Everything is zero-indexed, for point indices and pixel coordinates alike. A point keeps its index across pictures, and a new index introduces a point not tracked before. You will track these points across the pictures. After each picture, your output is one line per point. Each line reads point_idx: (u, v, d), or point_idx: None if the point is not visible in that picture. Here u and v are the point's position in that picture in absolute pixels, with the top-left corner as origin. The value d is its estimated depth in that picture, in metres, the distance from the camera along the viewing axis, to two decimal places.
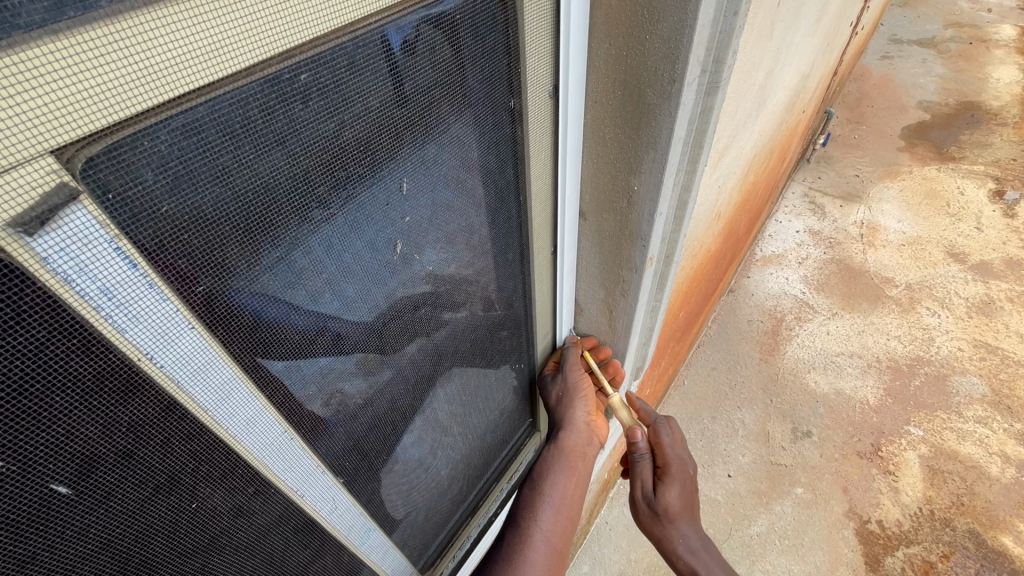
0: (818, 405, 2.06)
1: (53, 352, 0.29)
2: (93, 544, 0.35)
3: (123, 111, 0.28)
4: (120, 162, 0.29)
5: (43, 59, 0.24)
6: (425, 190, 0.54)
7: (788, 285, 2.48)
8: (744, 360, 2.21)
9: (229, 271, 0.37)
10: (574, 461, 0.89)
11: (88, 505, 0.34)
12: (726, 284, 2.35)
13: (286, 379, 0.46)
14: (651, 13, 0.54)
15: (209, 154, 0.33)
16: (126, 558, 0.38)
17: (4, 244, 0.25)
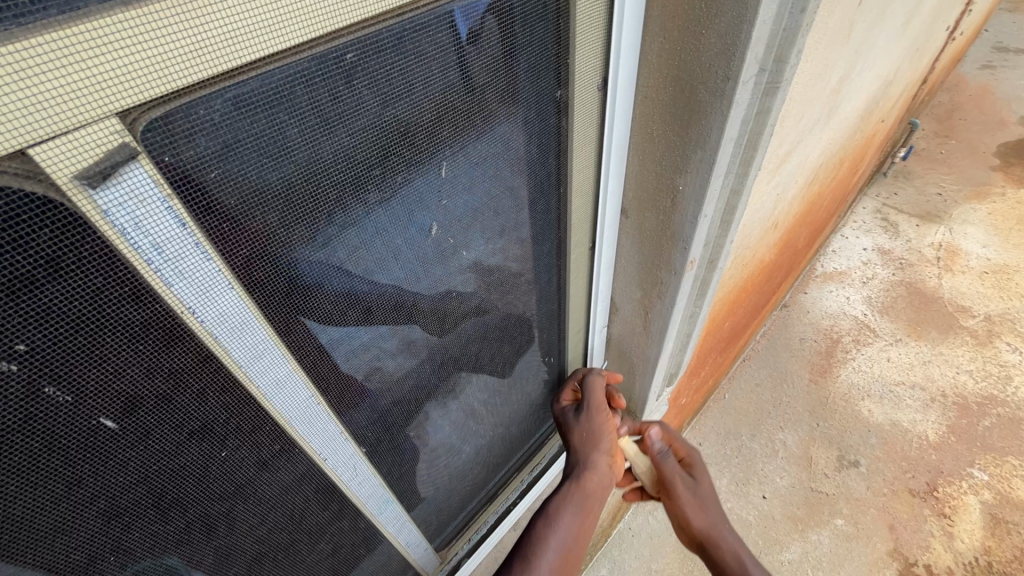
0: (870, 435, 1.94)
1: (108, 297, 0.32)
2: (133, 476, 0.39)
3: (180, 81, 0.30)
4: (176, 127, 0.31)
5: (112, 27, 0.26)
6: (464, 176, 0.55)
7: (849, 305, 2.34)
8: (792, 379, 2.11)
9: (268, 238, 0.39)
10: (589, 498, 0.82)
11: (130, 440, 0.37)
12: (780, 298, 2.24)
13: (316, 346, 0.48)
14: (709, 8, 0.52)
15: (257, 126, 0.35)
16: (161, 494, 0.42)
17: (69, 194, 0.28)
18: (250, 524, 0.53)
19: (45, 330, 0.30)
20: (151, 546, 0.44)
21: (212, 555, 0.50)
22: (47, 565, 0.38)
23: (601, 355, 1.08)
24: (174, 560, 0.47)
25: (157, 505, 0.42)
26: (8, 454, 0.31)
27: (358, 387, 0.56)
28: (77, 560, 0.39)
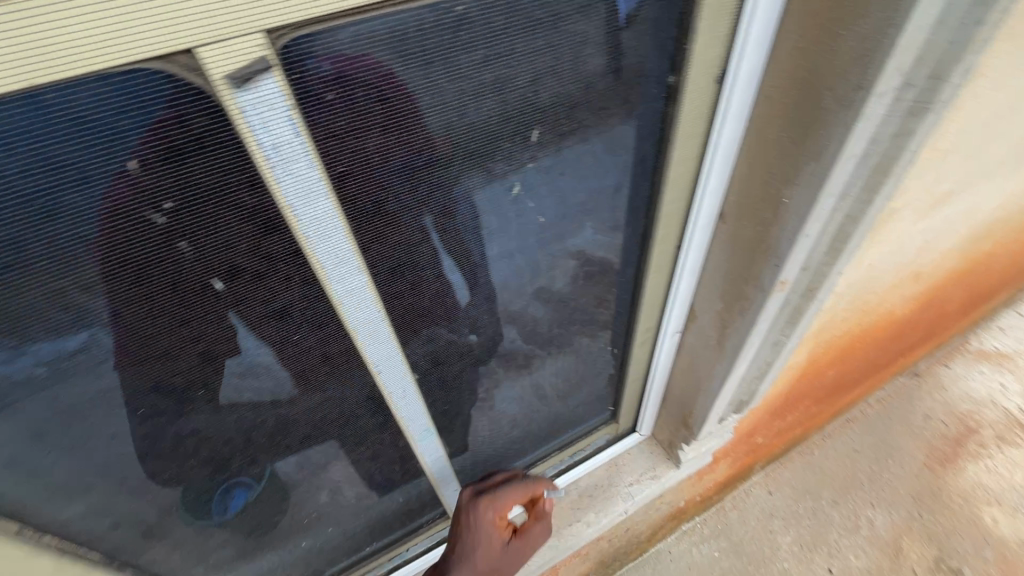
0: (988, 547, 1.64)
1: (232, 180, 0.40)
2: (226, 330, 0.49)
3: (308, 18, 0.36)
4: (305, 55, 0.37)
5: None
6: (551, 149, 0.57)
7: (1003, 393, 1.96)
8: (903, 457, 1.81)
9: (365, 161, 0.45)
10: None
11: (227, 300, 0.46)
12: (911, 363, 1.95)
13: (386, 268, 0.54)
14: (855, 7, 0.48)
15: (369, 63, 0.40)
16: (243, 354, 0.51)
17: (219, 89, 0.35)
18: (307, 407, 0.62)
19: (185, 194, 0.39)
20: (229, 389, 0.55)
21: (274, 416, 0.61)
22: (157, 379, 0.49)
23: (668, 362, 1.04)
24: (244, 407, 0.58)
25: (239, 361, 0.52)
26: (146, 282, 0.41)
27: (416, 317, 0.62)
28: (177, 382, 0.50)
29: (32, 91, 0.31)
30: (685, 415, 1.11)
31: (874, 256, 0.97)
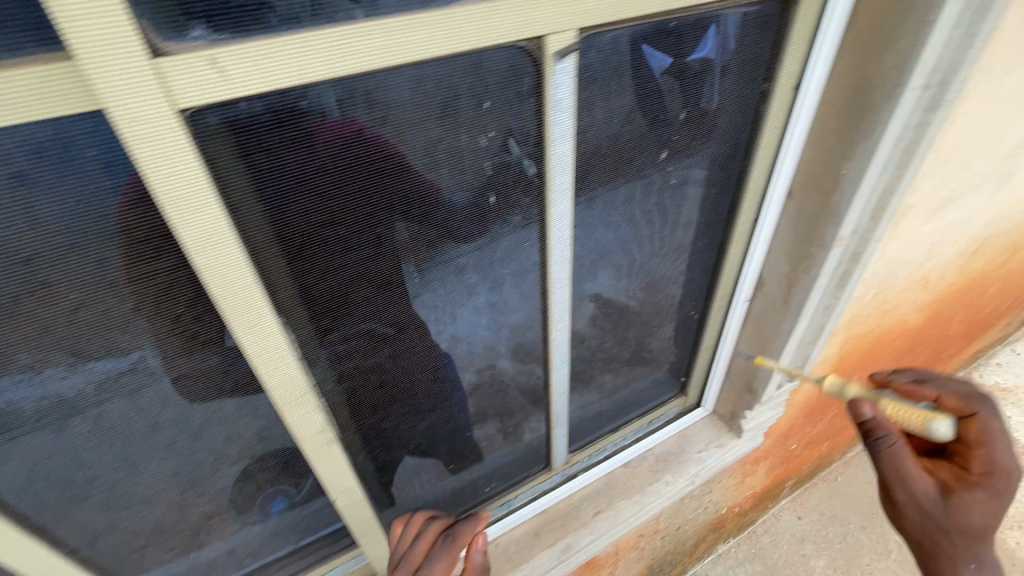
0: None
1: (524, 126, 0.65)
2: (423, 160, 0.60)
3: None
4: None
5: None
6: (702, 18, 0.70)
7: None
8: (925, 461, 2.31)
9: (591, 120, 0.71)
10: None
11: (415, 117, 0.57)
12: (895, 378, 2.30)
13: (522, 93, 0.62)
14: (890, 33, 0.75)
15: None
16: (433, 176, 0.62)
17: (546, 61, 0.61)
18: (465, 263, 0.73)
19: (501, 135, 0.64)
20: (430, 227, 0.66)
21: (475, 318, 0.84)
22: (381, 215, 0.62)
23: (738, 328, 1.25)
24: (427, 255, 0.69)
25: (431, 187, 0.63)
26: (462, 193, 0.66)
27: (552, 173, 0.71)
28: (397, 223, 0.64)
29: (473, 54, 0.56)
30: (749, 381, 1.30)
31: (886, 242, 1.25)
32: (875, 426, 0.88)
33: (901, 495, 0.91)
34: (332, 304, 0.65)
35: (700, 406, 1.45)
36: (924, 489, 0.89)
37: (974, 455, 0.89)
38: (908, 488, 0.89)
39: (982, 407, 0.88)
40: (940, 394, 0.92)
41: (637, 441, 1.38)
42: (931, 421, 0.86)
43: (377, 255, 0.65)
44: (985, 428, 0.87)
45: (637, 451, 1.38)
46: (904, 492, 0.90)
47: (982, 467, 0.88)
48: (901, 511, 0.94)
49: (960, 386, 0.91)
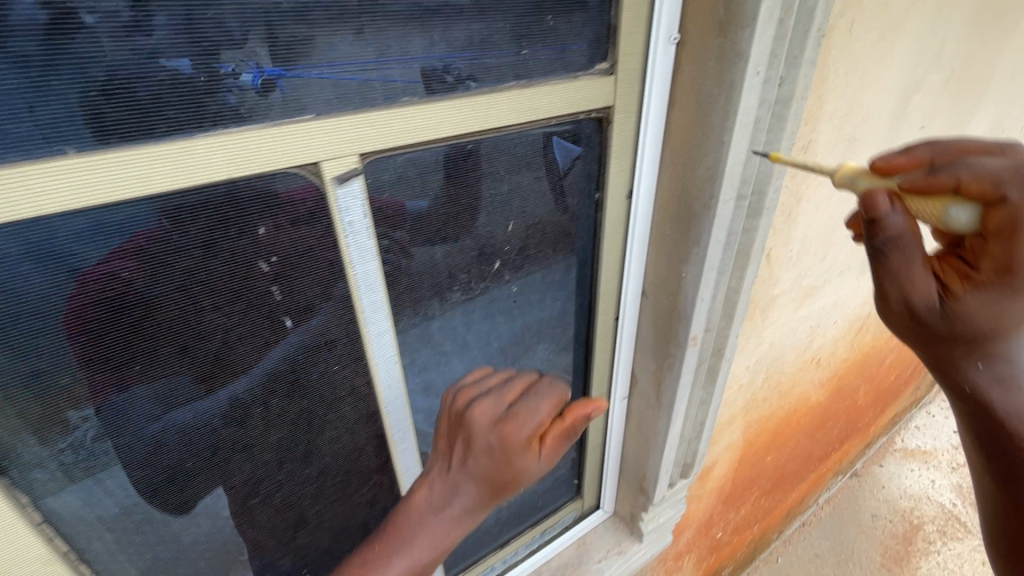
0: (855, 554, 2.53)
1: (313, 249, 0.61)
2: (182, 293, 0.54)
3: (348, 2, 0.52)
4: (337, 30, 0.53)
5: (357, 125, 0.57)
6: (511, 136, 0.71)
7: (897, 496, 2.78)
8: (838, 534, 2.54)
9: (399, 239, 0.68)
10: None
11: (157, 252, 0.51)
12: (813, 451, 2.32)
13: (304, 217, 0.59)
14: (698, 150, 0.79)
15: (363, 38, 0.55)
16: (194, 309, 0.56)
17: (327, 186, 0.58)
18: (259, 395, 0.65)
19: (284, 261, 0.59)
20: (199, 361, 0.59)
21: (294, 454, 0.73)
22: (135, 353, 0.54)
23: (622, 426, 1.20)
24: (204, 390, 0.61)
25: (193, 319, 0.56)
26: (241, 322, 0.59)
27: (358, 293, 0.67)
28: (160, 357, 0.56)
29: (229, 183, 0.52)
30: (640, 480, 1.24)
31: (758, 330, 1.28)
32: (883, 230, 0.57)
33: (910, 311, 0.62)
34: (73, 455, 0.56)
35: (600, 507, 1.37)
36: (928, 296, 0.60)
37: (993, 248, 0.59)
38: (920, 306, 0.61)
39: (1021, 189, 0.55)
40: (951, 192, 0.58)
41: (530, 552, 1.28)
42: (949, 209, 0.58)
43: (135, 395, 0.57)
44: (1013, 224, 0.56)
45: (530, 564, 1.27)
46: (915, 306, 0.61)
47: (1007, 260, 0.57)
48: (910, 322, 0.64)
49: (952, 145, 0.63)
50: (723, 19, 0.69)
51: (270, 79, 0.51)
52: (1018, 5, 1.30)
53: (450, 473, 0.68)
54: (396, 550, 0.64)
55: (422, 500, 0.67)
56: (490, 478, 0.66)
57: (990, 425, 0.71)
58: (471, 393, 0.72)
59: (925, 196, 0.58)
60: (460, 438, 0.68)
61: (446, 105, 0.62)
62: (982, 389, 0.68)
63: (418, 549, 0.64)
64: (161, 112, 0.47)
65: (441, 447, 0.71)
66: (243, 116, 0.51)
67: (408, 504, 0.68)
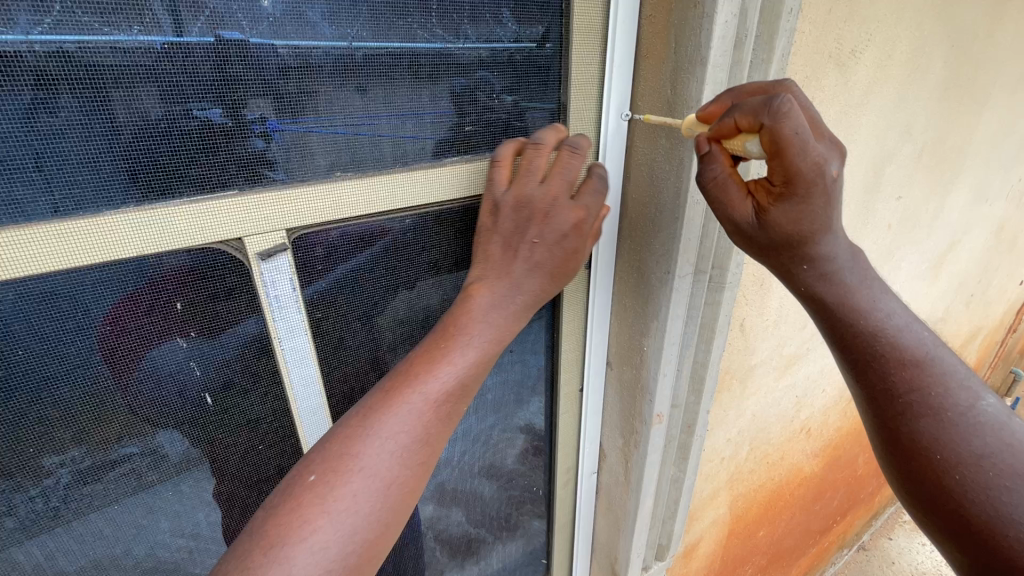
0: None
1: (233, 323, 0.58)
2: (77, 368, 0.52)
3: (274, 79, 0.52)
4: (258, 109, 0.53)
5: (285, 201, 0.57)
6: (456, 208, 0.71)
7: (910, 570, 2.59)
8: None
9: (335, 312, 0.65)
10: (435, 385, 0.57)
11: (53, 329, 0.50)
12: (811, 525, 2.18)
13: (224, 293, 0.57)
14: (653, 223, 0.77)
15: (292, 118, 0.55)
16: (95, 389, 0.53)
17: (252, 262, 0.57)
18: (162, 477, 0.61)
19: (198, 334, 0.57)
20: (94, 445, 0.55)
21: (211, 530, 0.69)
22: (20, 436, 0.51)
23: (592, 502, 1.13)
24: (98, 476, 0.57)
25: (95, 398, 0.53)
26: (147, 401, 0.56)
27: (286, 370, 0.63)
28: (50, 441, 0.52)
29: (139, 257, 0.51)
30: (612, 565, 1.15)
31: (736, 401, 1.23)
32: (709, 162, 0.65)
33: (741, 232, 0.68)
34: None
35: None
36: (745, 215, 0.66)
37: (776, 164, 0.61)
38: (742, 224, 0.67)
39: (774, 112, 0.57)
40: (738, 130, 0.61)
41: None
42: (747, 144, 0.62)
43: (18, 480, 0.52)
44: (780, 144, 0.58)
45: None
46: (738, 223, 0.67)
47: (785, 176, 0.61)
48: (746, 241, 0.70)
49: (751, 87, 0.65)
50: (671, 99, 0.70)
51: (277, 130, 0.54)
52: (986, 82, 1.32)
53: (509, 274, 0.62)
54: (442, 358, 0.58)
55: (484, 302, 0.61)
56: (565, 262, 0.65)
57: (843, 326, 0.74)
58: (532, 169, 0.64)
59: (723, 135, 0.63)
60: (545, 202, 0.62)
61: (383, 180, 0.62)
62: (818, 289, 0.73)
63: (467, 349, 0.59)
64: (188, 172, 0.51)
65: (497, 253, 0.63)
66: (271, 162, 0.55)
67: (445, 324, 0.60)
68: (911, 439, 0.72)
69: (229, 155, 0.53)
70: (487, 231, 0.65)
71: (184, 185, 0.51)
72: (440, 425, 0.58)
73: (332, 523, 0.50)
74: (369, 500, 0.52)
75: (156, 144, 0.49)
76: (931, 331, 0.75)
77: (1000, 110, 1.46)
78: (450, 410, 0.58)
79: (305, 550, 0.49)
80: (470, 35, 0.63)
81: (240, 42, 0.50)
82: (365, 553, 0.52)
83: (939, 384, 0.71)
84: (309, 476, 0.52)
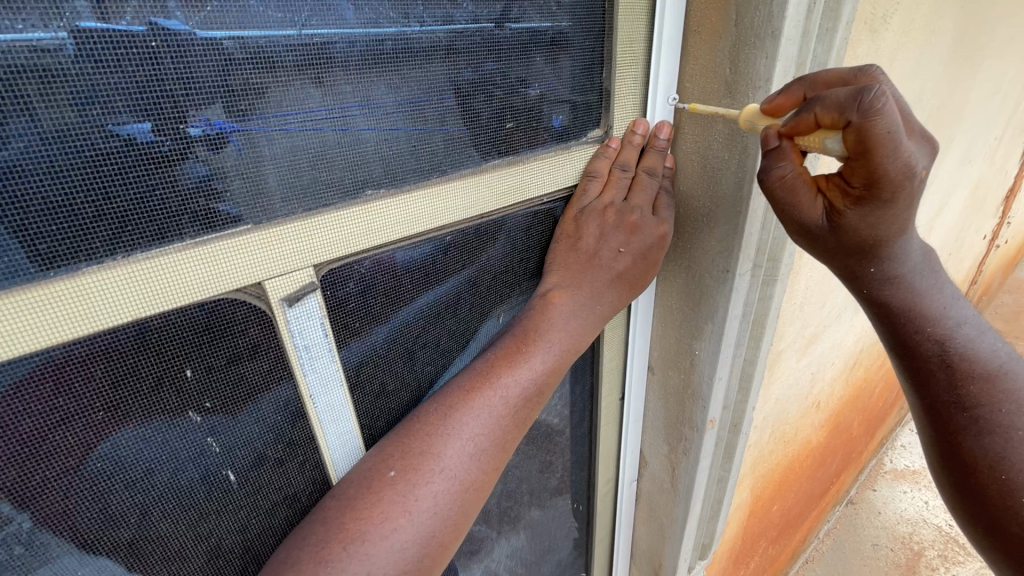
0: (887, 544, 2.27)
1: (255, 384, 0.47)
2: (68, 469, 0.40)
3: (229, 70, 0.39)
4: (233, 114, 0.40)
5: (311, 228, 0.46)
6: (496, 218, 0.61)
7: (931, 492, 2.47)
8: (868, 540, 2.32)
9: (370, 349, 0.54)
10: (514, 390, 0.58)
11: (23, 433, 0.37)
12: (817, 491, 2.22)
13: (246, 352, 0.46)
14: (708, 220, 0.70)
15: (307, 124, 0.44)
16: (91, 492, 0.41)
17: (276, 309, 0.46)
18: None
19: (214, 405, 0.45)
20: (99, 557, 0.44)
21: None
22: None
23: (632, 510, 1.08)
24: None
25: (93, 502, 0.42)
26: (159, 490, 0.45)
27: (321, 429, 0.53)
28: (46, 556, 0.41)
29: (134, 321, 0.40)
30: (657, 570, 1.10)
31: (765, 388, 1.20)
32: (777, 160, 0.54)
33: (805, 236, 0.57)
34: None
35: None
36: (813, 218, 0.55)
37: (858, 166, 0.49)
38: (810, 229, 0.56)
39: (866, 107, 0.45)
40: (818, 126, 0.50)
41: None
42: (825, 141, 0.50)
43: None
44: (867, 146, 0.46)
45: None
46: (805, 228, 0.56)
47: (869, 180, 0.49)
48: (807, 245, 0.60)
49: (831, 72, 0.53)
50: (731, 80, 0.61)
51: (230, 133, 0.40)
52: (983, 44, 1.31)
53: (588, 282, 0.65)
54: (521, 364, 0.59)
55: (565, 308, 0.63)
56: (643, 271, 0.68)
57: (908, 332, 0.67)
58: (619, 181, 0.66)
59: (797, 132, 0.51)
60: (633, 213, 0.66)
61: (421, 195, 0.52)
62: (883, 297, 0.64)
63: (545, 357, 0.61)
64: (181, 206, 0.39)
65: (581, 261, 0.65)
66: (218, 191, 0.41)
67: (525, 330, 0.61)
68: (972, 456, 0.65)
69: (237, 178, 0.41)
70: (568, 238, 0.67)
71: (179, 219, 0.39)
72: (514, 430, 0.59)
73: (414, 519, 0.51)
74: (448, 499, 0.53)
75: (136, 173, 0.37)
76: (1002, 345, 0.68)
77: (990, 71, 1.45)
78: (526, 413, 0.59)
79: (384, 546, 0.49)
80: (505, 17, 0.53)
81: (183, 36, 0.36)
82: (439, 551, 0.53)
83: (1011, 399, 0.64)
84: (389, 471, 0.52)
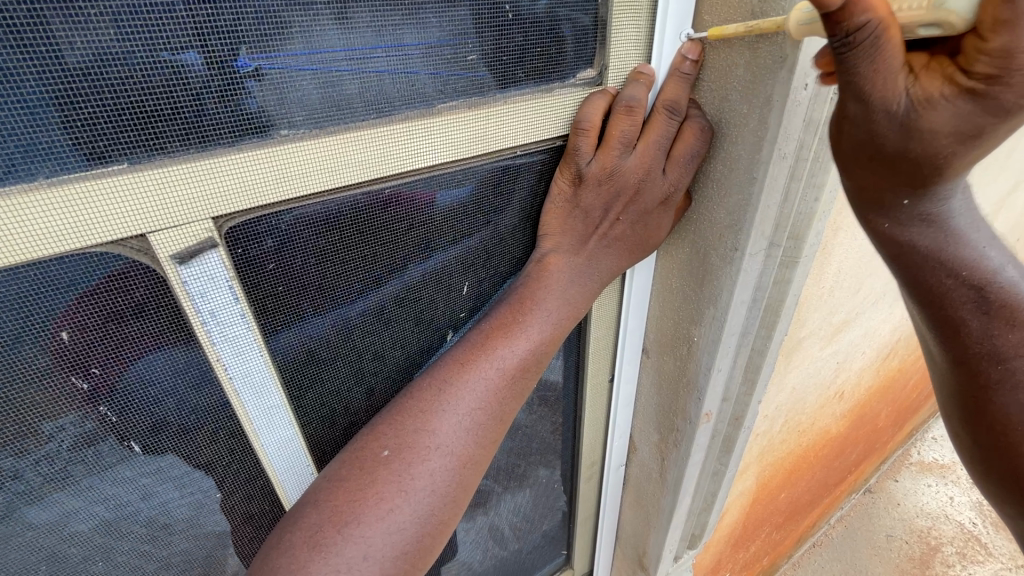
0: (899, 538, 2.17)
1: (144, 349, 0.41)
2: None
3: (238, 5, 0.35)
4: (255, 50, 0.37)
5: (197, 170, 0.38)
6: (458, 172, 0.52)
7: (954, 492, 2.33)
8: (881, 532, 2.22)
9: (298, 315, 0.48)
10: (510, 360, 0.54)
11: None
12: (833, 479, 2.11)
13: (131, 311, 0.40)
14: (719, 187, 0.59)
15: (256, 50, 0.37)
16: None
17: (165, 266, 0.40)
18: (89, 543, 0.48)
19: (99, 370, 0.40)
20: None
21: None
22: None
23: (618, 493, 1.02)
24: None
25: None
26: (47, 450, 0.41)
27: (238, 398, 0.48)
28: None
29: None
30: (640, 555, 1.05)
31: (780, 376, 1.09)
32: (858, 11, 0.32)
33: (857, 132, 0.39)
34: None
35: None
36: (891, 101, 0.36)
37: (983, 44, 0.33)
38: (872, 121, 0.38)
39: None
40: None
41: None
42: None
43: None
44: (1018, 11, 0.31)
45: None
46: (866, 118, 0.38)
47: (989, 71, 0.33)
48: (848, 150, 0.42)
49: None
50: (759, 10, 0.48)
51: (265, 72, 0.38)
52: None
53: (588, 248, 0.59)
54: (518, 333, 0.55)
55: (563, 275, 0.58)
56: (641, 237, 0.61)
57: (931, 277, 0.52)
58: (620, 137, 0.54)
59: None
60: (633, 182, 0.56)
61: (348, 138, 0.43)
62: (908, 233, 0.49)
63: (543, 325, 0.56)
64: (82, 134, 0.34)
65: (578, 227, 0.59)
66: (267, 125, 0.40)
67: (521, 297, 0.56)
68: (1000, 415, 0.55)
69: (114, 103, 0.34)
70: (564, 199, 0.58)
71: (82, 150, 0.34)
72: (513, 402, 0.55)
73: (411, 498, 0.47)
74: (446, 475, 0.50)
75: (43, 86, 0.32)
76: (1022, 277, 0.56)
77: None
78: (525, 385, 0.55)
79: (382, 527, 0.46)
80: None
81: None
82: (439, 529, 0.49)
83: None
84: (382, 449, 0.49)
